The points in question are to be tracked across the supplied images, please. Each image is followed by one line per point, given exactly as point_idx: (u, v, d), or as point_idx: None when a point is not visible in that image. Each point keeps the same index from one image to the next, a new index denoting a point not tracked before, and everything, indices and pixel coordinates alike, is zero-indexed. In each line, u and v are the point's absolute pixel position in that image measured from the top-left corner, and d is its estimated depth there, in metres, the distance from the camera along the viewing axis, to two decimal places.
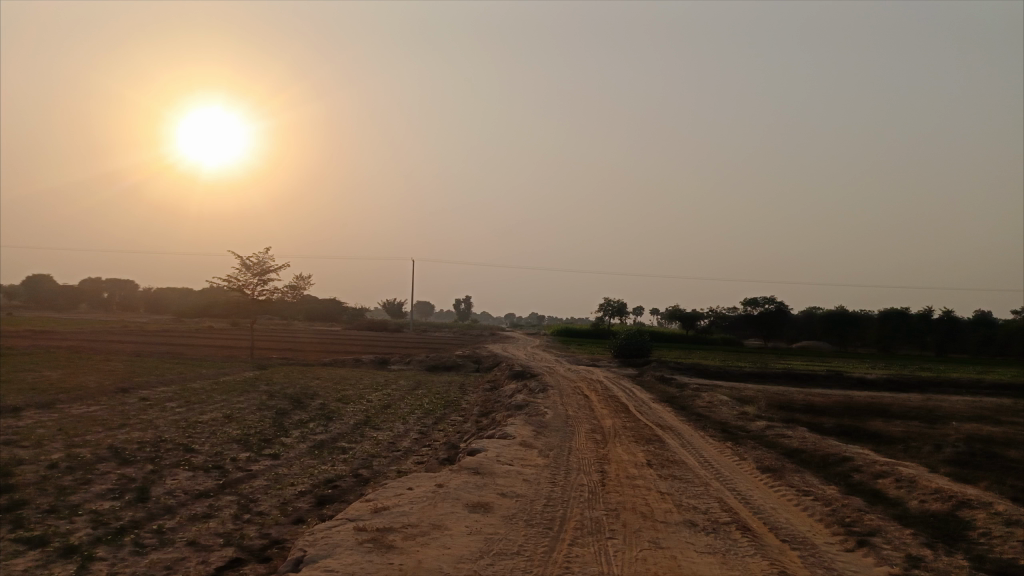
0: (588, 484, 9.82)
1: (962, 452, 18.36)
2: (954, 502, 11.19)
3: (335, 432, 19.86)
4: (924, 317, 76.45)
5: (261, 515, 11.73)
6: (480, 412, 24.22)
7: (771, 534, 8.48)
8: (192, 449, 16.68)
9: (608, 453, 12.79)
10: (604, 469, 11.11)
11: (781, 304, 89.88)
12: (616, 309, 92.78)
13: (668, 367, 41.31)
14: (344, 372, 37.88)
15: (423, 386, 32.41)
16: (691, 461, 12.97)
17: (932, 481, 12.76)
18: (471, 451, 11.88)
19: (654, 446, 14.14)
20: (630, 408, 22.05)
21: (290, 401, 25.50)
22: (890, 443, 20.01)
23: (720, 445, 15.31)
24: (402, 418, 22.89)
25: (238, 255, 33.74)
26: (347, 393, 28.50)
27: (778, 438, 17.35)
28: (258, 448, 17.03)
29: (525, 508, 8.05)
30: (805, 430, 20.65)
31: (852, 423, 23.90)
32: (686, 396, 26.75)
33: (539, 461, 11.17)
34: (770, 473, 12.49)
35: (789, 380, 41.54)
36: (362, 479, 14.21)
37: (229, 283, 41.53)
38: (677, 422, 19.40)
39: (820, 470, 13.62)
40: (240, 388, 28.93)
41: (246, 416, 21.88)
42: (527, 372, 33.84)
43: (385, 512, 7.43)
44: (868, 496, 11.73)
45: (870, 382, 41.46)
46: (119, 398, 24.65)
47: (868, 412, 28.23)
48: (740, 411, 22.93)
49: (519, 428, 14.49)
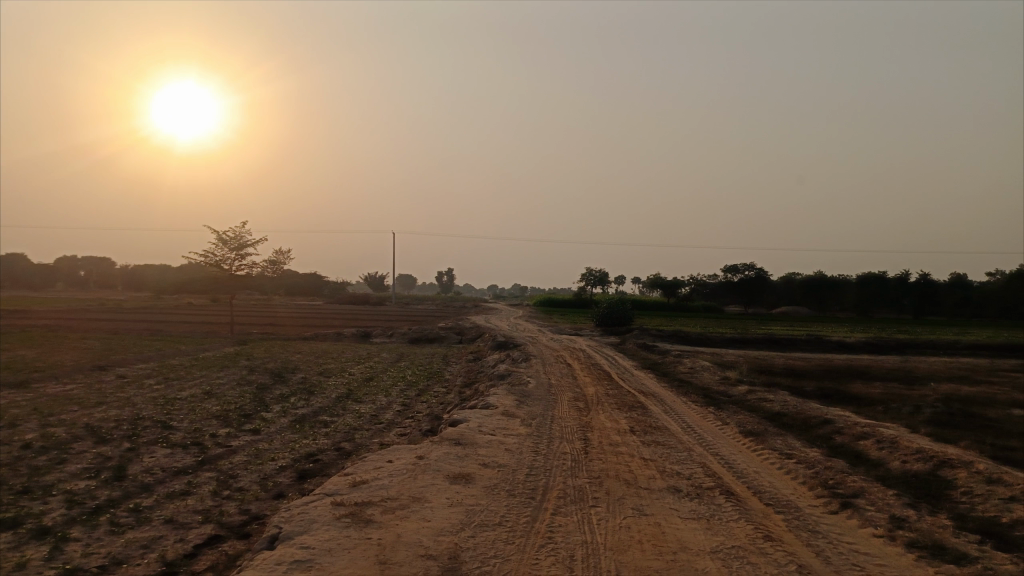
0: (571, 452, 9.71)
1: (941, 412, 18.57)
2: (935, 462, 11.26)
3: (317, 406, 19.68)
4: (901, 280, 77.26)
5: (240, 491, 11.55)
6: (463, 384, 24.15)
7: (755, 498, 8.43)
8: (170, 426, 16.43)
9: (591, 421, 12.71)
10: (587, 437, 11.02)
11: (761, 270, 90.24)
12: (599, 278, 92.96)
13: (650, 335, 41.45)
14: (326, 345, 37.69)
15: (406, 358, 32.27)
16: (674, 427, 12.93)
17: (913, 442, 12.83)
18: (453, 422, 11.74)
19: (637, 413, 14.08)
20: (613, 375, 22.03)
21: (271, 376, 25.29)
22: (870, 405, 20.20)
23: (702, 410, 15.31)
24: (385, 390, 22.78)
25: (215, 229, 33.19)
26: (329, 367, 28.30)
27: (760, 402, 17.42)
28: (238, 424, 16.82)
29: (507, 478, 7.93)
30: (786, 394, 20.79)
31: (832, 386, 24.11)
32: (669, 363, 26.85)
33: (521, 430, 11.06)
34: (753, 437, 12.48)
35: (770, 344, 41.87)
36: (343, 453, 14.05)
37: (206, 258, 40.98)
38: (660, 389, 19.41)
39: (802, 434, 13.66)
40: (220, 364, 28.61)
41: (226, 391, 21.64)
42: (510, 342, 33.81)
43: (364, 486, 7.27)
44: (849, 458, 11.77)
45: (849, 346, 41.90)
46: (96, 376, 24.30)
47: (848, 374, 28.53)
48: (721, 377, 23.02)
49: (501, 398, 14.39)
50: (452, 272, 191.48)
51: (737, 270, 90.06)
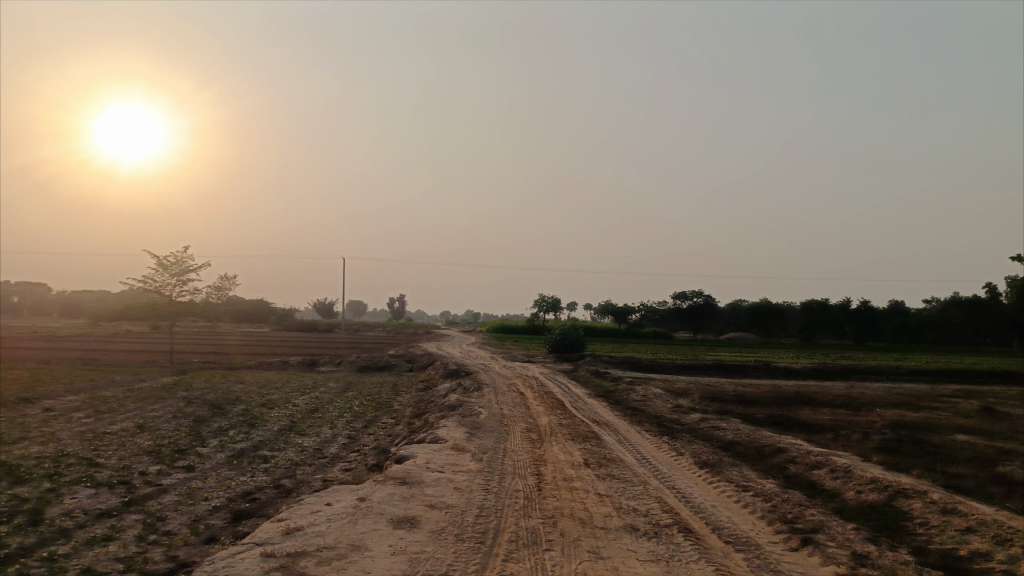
0: (524, 489, 9.25)
1: (889, 439, 18.68)
2: (890, 492, 11.15)
3: (258, 439, 18.79)
4: (843, 306, 79.23)
5: (168, 535, 10.73)
6: (413, 414, 23.47)
7: (713, 536, 8.09)
8: (97, 463, 15.39)
9: (543, 453, 12.28)
10: (541, 472, 10.57)
11: (709, 297, 91.38)
12: (551, 305, 92.93)
13: (602, 361, 41.34)
14: (271, 374, 36.46)
15: (354, 388, 31.37)
16: (629, 459, 12.59)
17: (867, 471, 12.75)
18: (399, 458, 11.16)
19: (590, 444, 13.70)
20: (566, 404, 21.67)
21: (210, 408, 24.14)
22: (821, 432, 20.23)
23: (656, 440, 15.04)
24: (330, 422, 21.92)
25: (155, 254, 31.87)
26: (273, 398, 27.25)
27: (713, 431, 17.27)
28: (171, 461, 15.86)
29: (455, 521, 7.43)
30: (737, 422, 20.73)
31: (782, 413, 24.20)
32: (621, 391, 26.59)
33: (471, 466, 10.56)
34: (708, 468, 12.21)
35: (719, 371, 42.17)
36: (284, 491, 13.31)
37: (145, 284, 39.43)
38: (613, 418, 19.12)
39: (757, 464, 13.46)
40: (157, 395, 27.29)
41: (161, 425, 20.54)
42: (462, 370, 33.27)
43: (299, 533, 6.69)
44: (805, 489, 11.58)
45: (797, 372, 42.43)
46: (20, 409, 22.81)
47: (797, 401, 28.76)
48: (674, 405, 22.88)
49: (451, 430, 13.83)
50: (403, 298, 189.43)
51: (686, 297, 90.96)
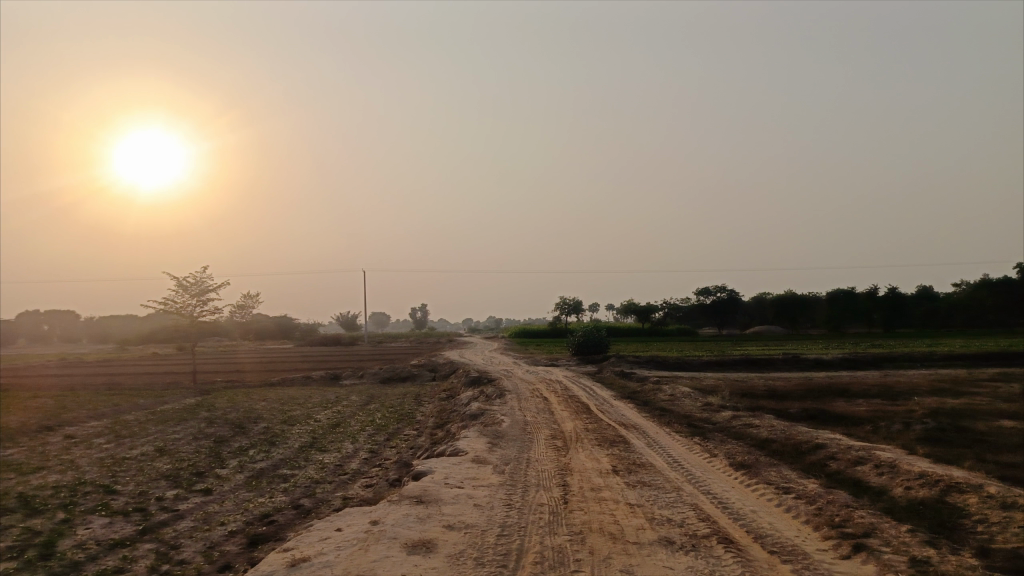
0: (549, 503, 8.66)
1: (931, 428, 17.81)
2: (943, 486, 10.43)
3: (278, 458, 18.39)
4: (870, 294, 77.64)
5: (181, 565, 10.28)
6: (435, 425, 23.00)
7: (756, 546, 7.46)
8: (114, 491, 15.05)
9: (570, 462, 11.69)
10: (567, 482, 9.97)
11: (732, 291, 90.09)
12: (572, 307, 92.26)
13: (627, 362, 40.63)
14: (294, 390, 36.16)
15: (376, 400, 30.97)
16: (659, 464, 11.95)
17: (913, 464, 12.01)
18: (416, 475, 10.62)
19: (619, 450, 13.07)
20: (591, 407, 21.01)
21: (231, 428, 23.82)
22: (858, 424, 19.43)
23: (687, 442, 14.35)
24: (351, 436, 21.49)
25: (173, 275, 31.68)
26: (294, 414, 26.88)
27: (746, 429, 16.57)
28: (189, 484, 15.49)
29: (475, 542, 6.87)
30: (770, 417, 19.97)
31: (817, 407, 23.37)
32: (648, 391, 25.88)
33: (493, 479, 9.99)
34: (744, 470, 11.55)
35: (747, 365, 41.28)
36: (303, 511, 12.86)
37: (166, 306, 39.36)
38: (641, 419, 18.48)
39: (795, 462, 12.75)
40: (179, 416, 27.07)
41: (181, 447, 20.25)
42: (484, 378, 32.77)
43: (304, 565, 6.18)
44: (850, 487, 10.88)
45: (827, 364, 41.36)
46: (42, 437, 22.63)
47: (831, 393, 27.85)
48: (703, 403, 22.17)
49: (472, 441, 13.27)
50: (424, 306, 189.72)
51: (709, 292, 89.84)
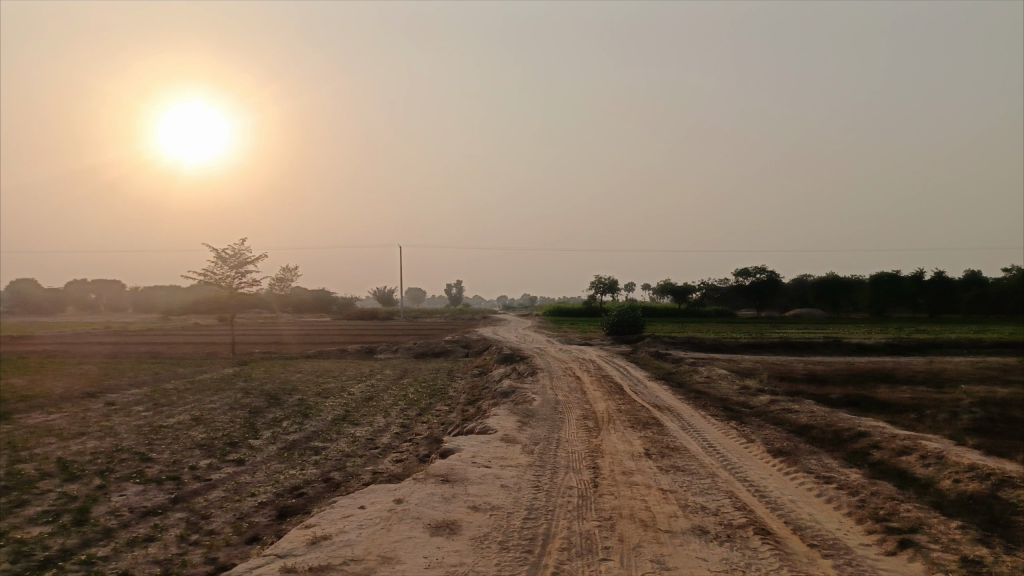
0: (578, 486, 8.41)
1: (980, 418, 17.10)
2: (993, 481, 9.93)
3: (311, 430, 18.48)
4: (916, 278, 75.62)
5: (210, 535, 10.31)
6: (467, 401, 22.93)
7: (795, 538, 7.11)
8: (149, 458, 15.23)
9: (601, 443, 11.42)
10: (597, 465, 9.70)
11: (771, 273, 88.46)
12: (608, 286, 91.58)
13: (663, 342, 40.12)
14: (329, 363, 36.51)
15: (410, 375, 31.08)
16: (694, 448, 11.62)
17: (962, 456, 11.48)
18: (444, 453, 10.43)
19: (652, 432, 12.76)
20: (625, 388, 20.69)
21: (266, 398, 24.10)
22: (902, 412, 18.81)
23: (723, 426, 13.97)
24: (383, 410, 21.51)
25: (213, 247, 32.04)
26: (329, 387, 27.07)
27: (785, 414, 16.11)
28: (222, 454, 15.62)
29: (500, 526, 6.66)
30: (809, 402, 19.46)
31: (859, 392, 22.72)
32: (683, 372, 25.46)
33: (521, 460, 9.77)
34: (783, 457, 11.14)
35: (786, 349, 40.46)
36: (332, 484, 12.85)
37: (206, 277, 39.92)
38: (676, 402, 18.10)
39: (836, 450, 12.29)
40: (216, 386, 27.45)
41: (216, 417, 20.48)
42: (517, 355, 32.63)
43: (325, 544, 6.04)
44: (894, 479, 10.42)
45: (870, 348, 40.29)
46: (84, 404, 23.11)
47: (873, 379, 27.08)
48: (740, 386, 21.69)
49: (502, 419, 13.08)
50: (460, 283, 190.46)
51: (748, 274, 88.49)
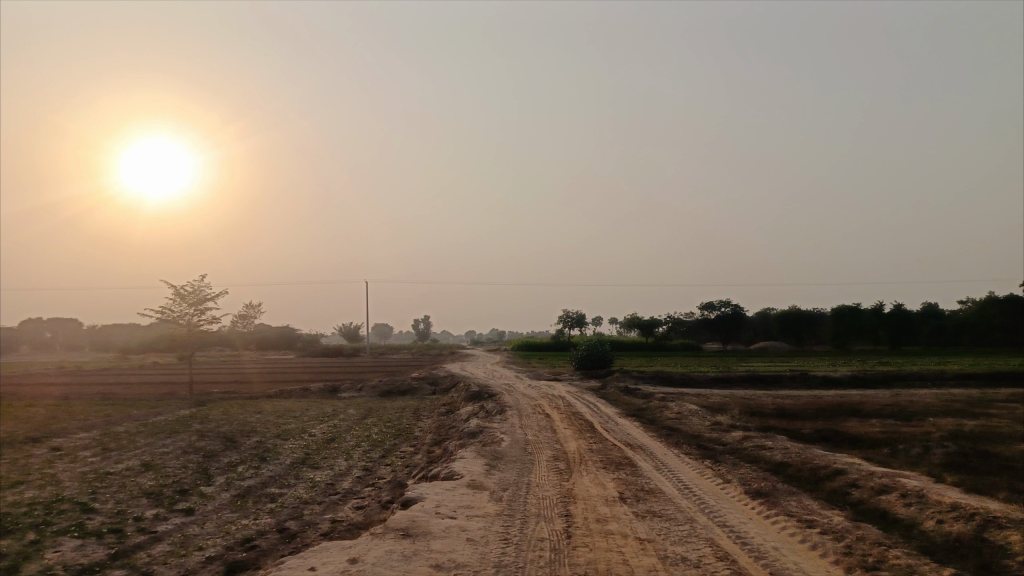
0: (549, 538, 7.82)
1: (954, 453, 16.91)
2: (979, 521, 9.58)
3: (267, 475, 17.57)
4: (876, 311, 76.66)
5: None
6: (432, 442, 22.19)
7: None
8: (91, 509, 14.22)
9: (572, 487, 10.86)
10: (569, 512, 9.14)
11: (736, 307, 89.33)
12: (576, 320, 91.37)
13: (632, 377, 39.74)
14: (291, 402, 35.36)
15: (374, 414, 30.17)
16: (669, 490, 11.12)
17: (944, 495, 11.15)
18: (406, 502, 9.77)
19: (625, 474, 12.24)
20: (596, 425, 20.20)
21: (222, 441, 23.02)
22: (875, 447, 18.57)
23: (698, 466, 13.51)
24: (345, 453, 20.63)
25: (171, 284, 31.06)
26: (289, 428, 26.05)
27: (759, 451, 15.72)
28: (171, 503, 14.67)
29: None
30: (782, 438, 19.14)
31: (830, 427, 22.48)
32: (654, 408, 25.02)
33: (488, 508, 9.16)
34: (762, 499, 10.70)
35: (754, 382, 40.37)
36: (288, 535, 12.04)
37: (163, 315, 38.65)
38: (648, 440, 17.62)
39: (815, 490, 11.87)
40: (170, 428, 26.23)
41: (168, 462, 19.43)
42: (485, 392, 31.91)
43: None
44: (878, 520, 10.02)
45: (837, 382, 40.32)
46: (26, 450, 21.78)
47: (843, 413, 26.95)
48: (711, 422, 21.32)
49: (468, 463, 12.45)
50: (428, 319, 189.37)
51: (713, 307, 89.29)
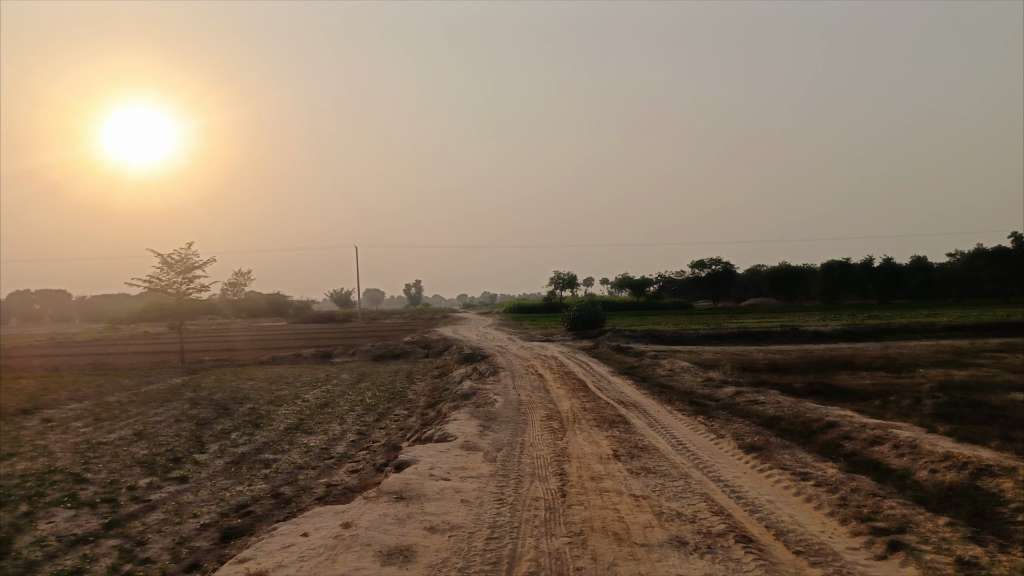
0: (544, 497, 7.77)
1: (944, 403, 17.02)
2: (971, 469, 9.62)
3: (261, 441, 17.53)
4: (865, 265, 77.07)
5: (145, 564, 9.42)
6: (426, 405, 22.20)
7: (779, 545, 6.59)
8: (84, 479, 14.13)
9: (566, 446, 10.82)
10: (564, 471, 9.10)
11: (727, 264, 89.52)
12: (567, 281, 91.41)
13: (624, 336, 39.84)
14: (284, 369, 35.29)
15: (367, 379, 30.17)
16: (663, 447, 11.10)
17: (936, 444, 11.19)
18: (398, 466, 9.72)
19: (619, 431, 12.21)
20: (588, 384, 20.20)
21: (215, 409, 22.94)
22: (866, 399, 18.68)
23: (692, 422, 13.51)
24: (339, 417, 20.60)
25: (158, 253, 30.67)
26: (282, 394, 26.00)
27: (751, 406, 15.75)
28: (165, 471, 14.62)
29: (460, 549, 6.00)
30: (775, 393, 19.21)
31: (821, 381, 22.59)
32: (646, 366, 25.12)
33: (482, 469, 9.10)
34: (756, 453, 10.69)
35: (745, 339, 40.56)
36: (283, 500, 12.00)
37: (151, 284, 38.29)
38: (641, 397, 17.65)
39: (808, 443, 11.90)
40: (163, 397, 26.12)
41: (161, 431, 19.35)
42: (478, 354, 31.91)
43: None
44: (871, 471, 10.04)
45: (827, 337, 40.56)
46: (17, 422, 21.64)
47: (834, 366, 27.10)
48: (704, 378, 21.39)
49: (461, 424, 12.39)
50: (420, 284, 189.22)
51: (704, 265, 89.47)
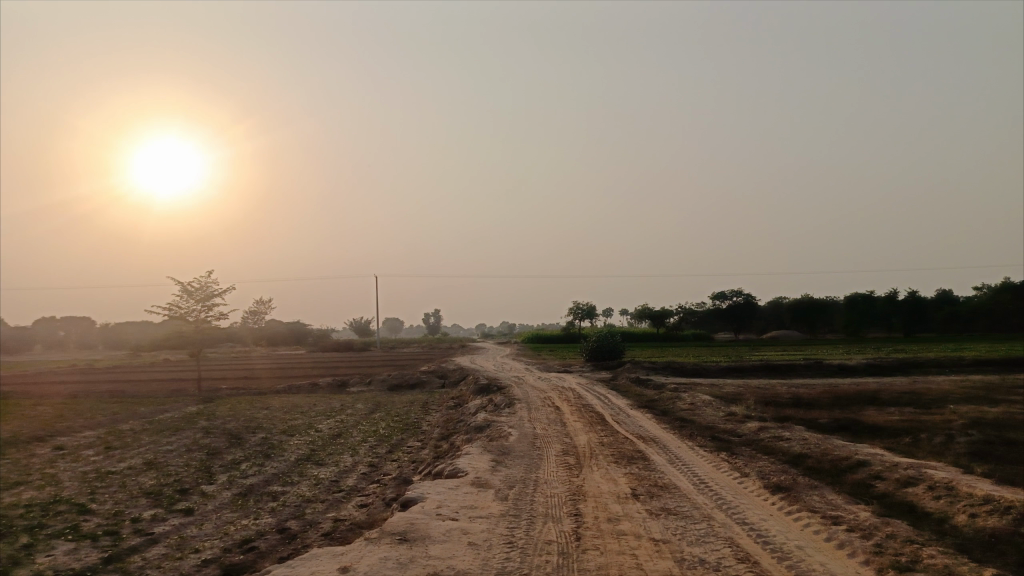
0: (558, 540, 7.31)
1: (978, 442, 16.27)
2: (1015, 514, 9.02)
3: (271, 472, 17.17)
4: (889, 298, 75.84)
5: None
6: (440, 437, 21.74)
7: None
8: (88, 510, 13.81)
9: (581, 484, 10.33)
10: (579, 511, 8.63)
11: (748, 296, 88.57)
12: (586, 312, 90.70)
13: (643, 368, 39.13)
14: (299, 398, 34.98)
15: (383, 408, 29.78)
16: (685, 486, 10.58)
17: (974, 486, 10.58)
18: (406, 503, 9.28)
19: (638, 468, 11.69)
20: (606, 418, 19.67)
21: (227, 438, 22.62)
22: (895, 436, 17.97)
23: (714, 459, 12.95)
24: (351, 448, 20.21)
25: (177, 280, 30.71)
26: (296, 424, 25.65)
27: (776, 442, 15.15)
28: (171, 503, 14.26)
29: None
30: (800, 429, 18.56)
31: (847, 416, 21.84)
32: (666, 399, 24.49)
33: (493, 508, 8.66)
34: (783, 494, 10.14)
35: (767, 371, 39.72)
36: (289, 536, 11.58)
37: (170, 311, 38.34)
38: (660, 431, 17.08)
39: (838, 483, 11.30)
40: (177, 426, 25.86)
41: (171, 461, 19.03)
42: (495, 385, 31.41)
43: None
44: (907, 515, 9.45)
45: (851, 370, 39.61)
46: (29, 449, 21.43)
47: (860, 401, 26.30)
48: (726, 412, 20.75)
49: (474, 459, 11.95)
50: (438, 313, 189.48)
51: (724, 297, 88.60)
